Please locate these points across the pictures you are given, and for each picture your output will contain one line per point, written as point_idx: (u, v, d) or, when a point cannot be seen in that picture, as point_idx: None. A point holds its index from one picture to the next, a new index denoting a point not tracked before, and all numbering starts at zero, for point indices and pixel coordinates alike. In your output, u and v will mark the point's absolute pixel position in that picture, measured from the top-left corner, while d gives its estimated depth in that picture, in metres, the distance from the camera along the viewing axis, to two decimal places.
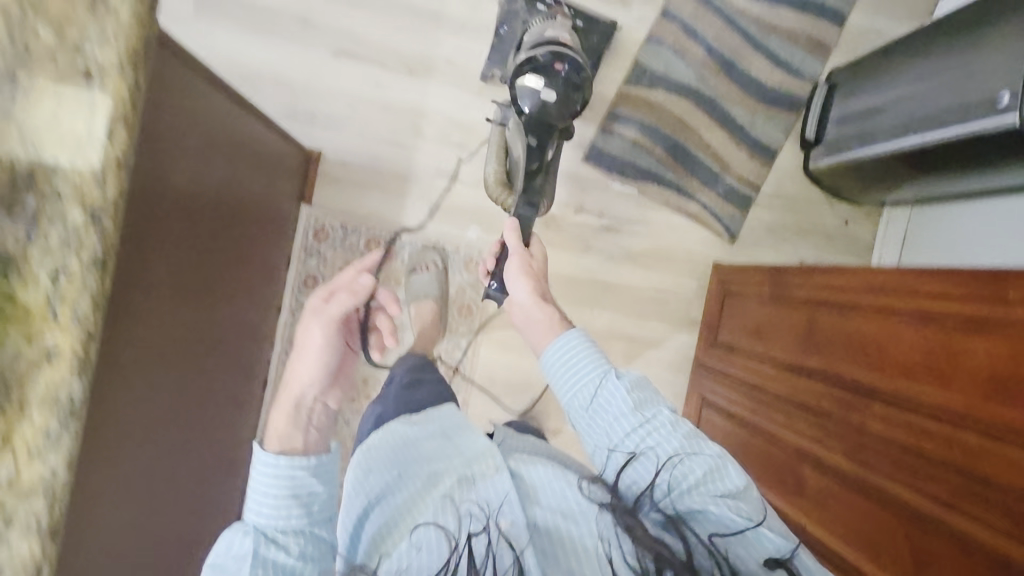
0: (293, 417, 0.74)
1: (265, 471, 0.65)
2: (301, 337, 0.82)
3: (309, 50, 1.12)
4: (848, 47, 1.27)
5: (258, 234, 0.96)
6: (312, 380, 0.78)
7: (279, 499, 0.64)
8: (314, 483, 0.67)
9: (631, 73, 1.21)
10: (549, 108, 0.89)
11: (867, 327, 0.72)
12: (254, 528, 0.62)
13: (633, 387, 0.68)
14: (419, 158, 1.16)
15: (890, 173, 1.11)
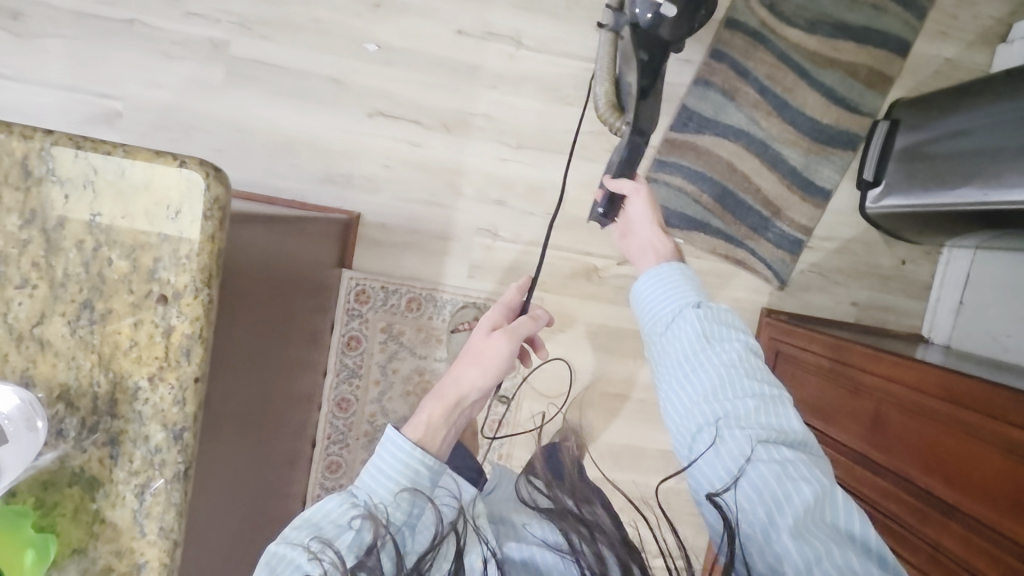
0: (447, 412, 0.68)
1: (395, 454, 0.61)
2: (480, 339, 0.75)
3: (343, 111, 1.09)
4: (911, 77, 1.18)
5: (296, 312, 0.97)
6: (481, 387, 0.72)
7: (398, 485, 0.60)
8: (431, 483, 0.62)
9: (677, 118, 1.15)
10: (665, 21, 0.84)
11: (943, 438, 0.70)
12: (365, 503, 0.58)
13: (711, 318, 0.63)
14: (459, 216, 1.14)
15: (957, 224, 1.05)
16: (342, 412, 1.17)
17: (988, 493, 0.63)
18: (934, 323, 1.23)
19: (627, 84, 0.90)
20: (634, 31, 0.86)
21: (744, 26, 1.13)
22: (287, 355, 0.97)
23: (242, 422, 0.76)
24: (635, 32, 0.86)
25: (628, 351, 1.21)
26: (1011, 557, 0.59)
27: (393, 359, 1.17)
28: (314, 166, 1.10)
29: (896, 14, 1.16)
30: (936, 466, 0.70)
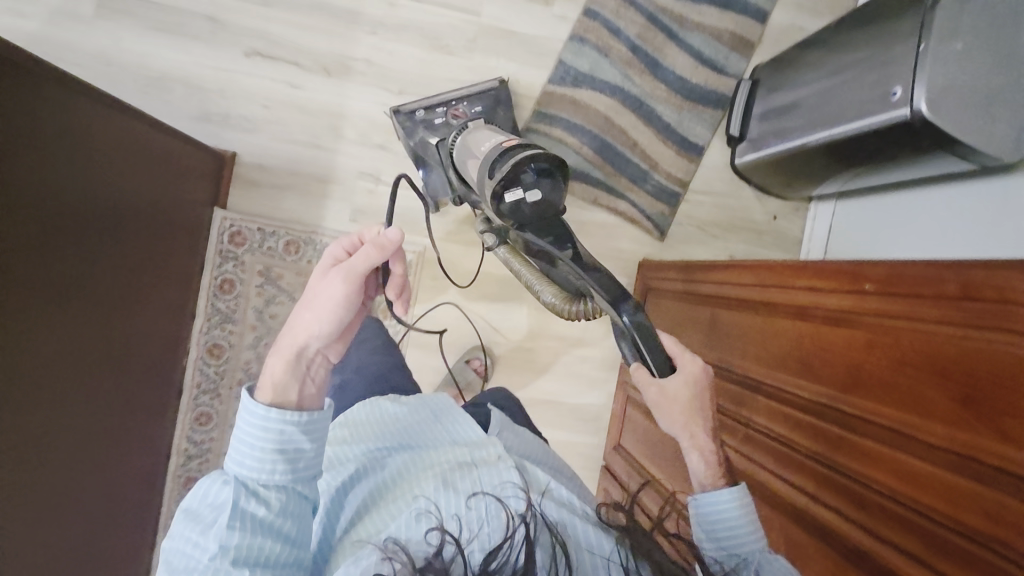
0: (290, 368, 0.64)
1: (252, 422, 0.62)
2: (317, 282, 0.68)
3: (218, 49, 1.08)
4: (772, 43, 1.28)
5: (157, 242, 0.94)
6: (322, 333, 0.66)
7: (263, 454, 0.61)
8: (302, 438, 0.63)
9: (556, 72, 1.20)
10: (545, 198, 0.73)
11: (756, 321, 0.73)
12: (234, 479, 0.61)
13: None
14: (340, 159, 1.14)
15: (813, 169, 1.12)
16: (214, 360, 1.10)
17: (811, 367, 0.63)
18: None
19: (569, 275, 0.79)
20: (523, 233, 0.75)
21: None
22: (146, 287, 0.93)
23: (60, 322, 0.72)
24: (525, 230, 0.75)
25: (514, 298, 1.22)
26: (798, 412, 0.64)
27: (270, 304, 1.12)
28: (186, 104, 1.08)
29: None
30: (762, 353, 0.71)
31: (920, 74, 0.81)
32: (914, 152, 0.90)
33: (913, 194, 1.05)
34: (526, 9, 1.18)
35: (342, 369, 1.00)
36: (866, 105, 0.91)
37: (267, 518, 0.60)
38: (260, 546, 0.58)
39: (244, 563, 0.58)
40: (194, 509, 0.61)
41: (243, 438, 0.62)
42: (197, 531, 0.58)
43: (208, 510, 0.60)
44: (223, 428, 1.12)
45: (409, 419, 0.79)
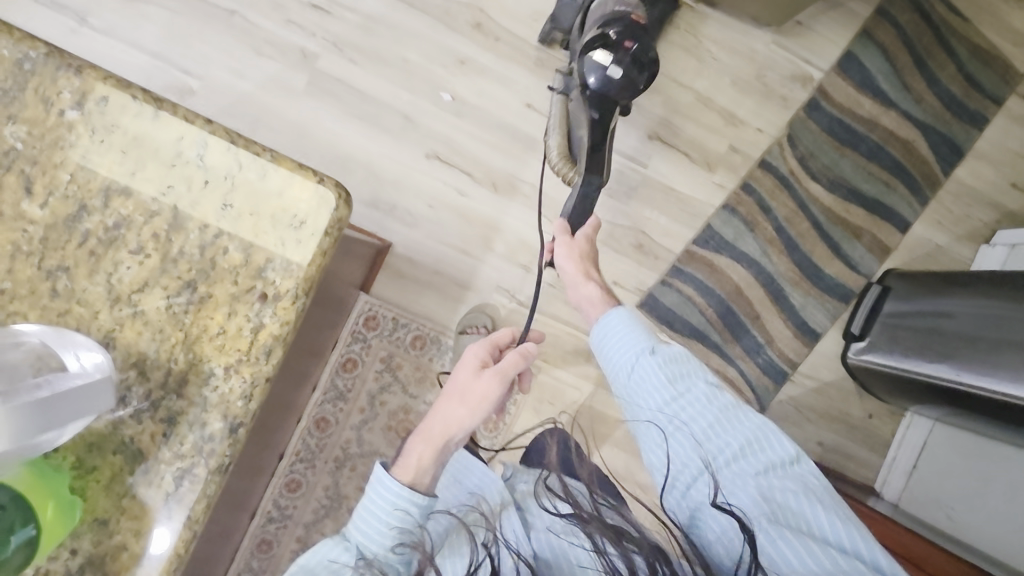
0: (437, 457, 0.66)
1: (384, 498, 0.62)
2: (469, 377, 0.71)
3: (403, 145, 1.14)
4: (906, 253, 1.31)
5: (317, 321, 1.00)
6: (471, 428, 0.69)
7: (387, 530, 0.61)
8: (420, 525, 0.63)
9: (701, 234, 1.24)
10: (628, 73, 0.87)
11: None
12: (356, 545, 0.62)
13: (672, 361, 0.71)
14: (483, 270, 1.18)
15: (932, 396, 1.13)
16: (319, 432, 1.13)
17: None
18: (887, 480, 1.31)
19: (581, 141, 0.94)
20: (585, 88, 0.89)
21: (775, 169, 1.25)
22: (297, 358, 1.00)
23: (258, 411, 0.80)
24: (587, 92, 0.89)
25: (607, 436, 1.23)
26: None
27: (383, 391, 1.15)
28: (360, 188, 1.13)
29: (902, 195, 1.30)
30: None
31: None
32: None
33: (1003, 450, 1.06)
34: (689, 169, 1.23)
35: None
36: (1018, 375, 0.93)
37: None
38: None
39: None
40: (308, 567, 0.61)
41: (367, 500, 0.63)
42: None
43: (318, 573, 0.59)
44: (307, 498, 1.14)
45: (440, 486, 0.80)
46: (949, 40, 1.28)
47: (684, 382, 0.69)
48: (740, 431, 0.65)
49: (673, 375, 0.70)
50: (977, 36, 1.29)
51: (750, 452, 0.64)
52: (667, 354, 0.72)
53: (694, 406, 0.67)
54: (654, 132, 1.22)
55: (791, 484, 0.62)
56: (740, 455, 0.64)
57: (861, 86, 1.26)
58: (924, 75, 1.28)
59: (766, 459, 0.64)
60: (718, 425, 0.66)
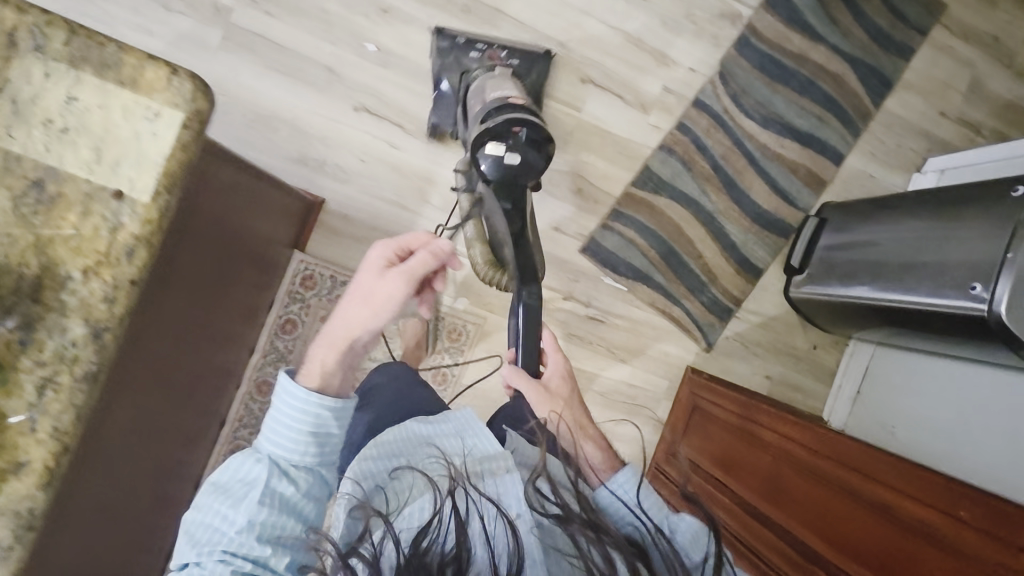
0: (341, 359, 0.68)
1: (292, 405, 0.65)
2: (374, 279, 0.71)
3: (329, 98, 1.11)
4: (841, 186, 1.34)
5: (250, 282, 0.97)
6: (375, 329, 0.70)
7: (298, 435, 0.65)
8: (336, 425, 0.67)
9: (640, 176, 1.24)
10: (524, 165, 0.86)
11: (834, 501, 0.78)
12: (267, 457, 0.64)
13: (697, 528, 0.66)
14: (422, 223, 1.16)
15: (868, 319, 1.16)
16: (262, 396, 1.12)
17: (859, 552, 0.71)
18: (832, 406, 1.35)
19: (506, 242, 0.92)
20: (489, 181, 0.88)
21: (709, 109, 1.26)
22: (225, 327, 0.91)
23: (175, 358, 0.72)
24: (492, 184, 0.88)
25: None
26: None
27: None
28: (288, 144, 1.10)
29: (835, 129, 1.32)
30: (789, 500, 0.84)
31: (1003, 278, 0.87)
32: (983, 341, 0.94)
33: (944, 364, 1.10)
34: (624, 111, 1.23)
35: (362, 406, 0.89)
36: (943, 285, 0.95)
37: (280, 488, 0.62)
38: (281, 525, 0.61)
39: (267, 541, 0.59)
40: (221, 483, 0.62)
41: (275, 414, 0.66)
42: (225, 503, 0.60)
43: (235, 484, 0.62)
44: None
45: (436, 434, 0.77)
46: None
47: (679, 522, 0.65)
48: None
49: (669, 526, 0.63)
50: None
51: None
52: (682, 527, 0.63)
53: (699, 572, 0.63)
54: (587, 76, 1.21)
55: None
56: None
57: (790, 21, 1.27)
58: (850, 9, 1.30)
59: None
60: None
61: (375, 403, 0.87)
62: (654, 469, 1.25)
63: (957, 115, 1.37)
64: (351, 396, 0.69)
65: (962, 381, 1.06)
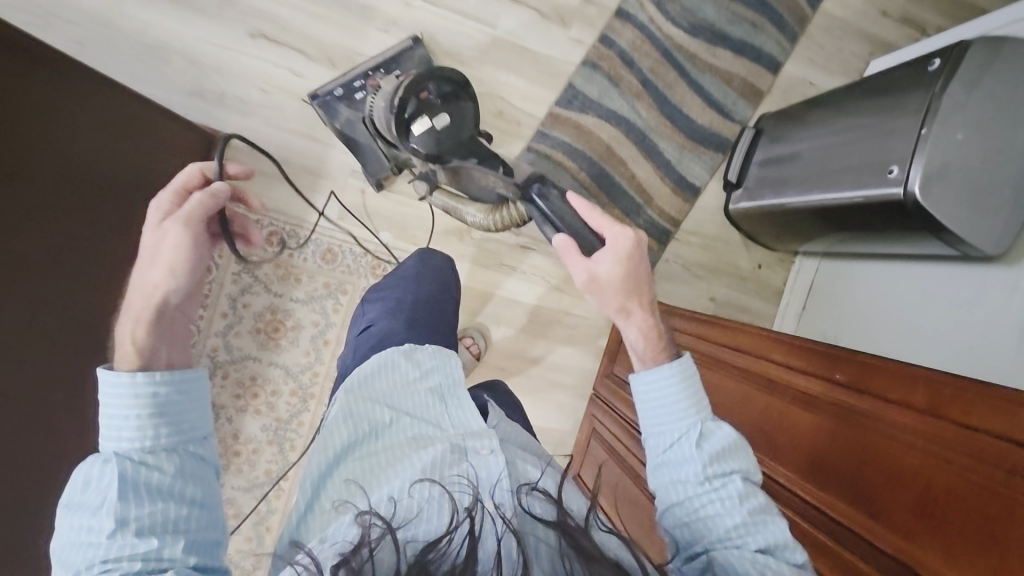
0: (153, 329, 0.63)
1: (115, 395, 0.58)
2: (152, 233, 0.67)
3: (223, 26, 1.06)
4: (780, 95, 1.27)
5: (135, 213, 0.93)
6: (177, 286, 0.64)
7: (138, 422, 0.58)
8: (182, 398, 0.61)
9: (563, 94, 1.19)
10: (451, 128, 0.93)
11: (740, 388, 0.83)
12: (115, 454, 0.57)
13: (714, 449, 0.66)
14: (334, 155, 1.11)
15: (803, 228, 1.12)
16: None
17: (770, 440, 0.76)
18: (780, 326, 1.32)
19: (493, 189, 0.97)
20: (442, 157, 0.94)
21: (633, 19, 1.19)
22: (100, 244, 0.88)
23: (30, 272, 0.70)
24: (446, 155, 0.94)
25: (491, 316, 1.20)
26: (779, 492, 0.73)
27: (245, 293, 1.10)
28: (183, 78, 1.05)
29: (769, 35, 1.25)
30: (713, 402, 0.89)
31: (919, 156, 0.83)
32: (905, 231, 0.90)
33: (878, 269, 1.08)
34: (541, 26, 1.17)
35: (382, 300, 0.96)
36: (864, 176, 0.91)
37: (143, 476, 0.56)
38: (161, 512, 0.56)
39: (151, 533, 0.54)
40: (79, 498, 0.56)
41: (110, 410, 0.58)
42: (87, 516, 0.54)
43: (91, 496, 0.55)
44: None
45: (414, 382, 0.79)
46: None
47: (723, 478, 0.64)
48: (763, 534, 0.61)
49: (714, 471, 0.65)
50: None
51: (766, 555, 0.60)
52: (717, 447, 0.66)
53: (726, 503, 0.63)
54: None
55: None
56: (751, 546, 0.61)
57: None
58: None
59: (769, 540, 0.61)
60: (744, 526, 0.62)
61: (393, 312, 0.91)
62: (595, 397, 1.22)
63: (900, 14, 1.30)
64: (194, 370, 0.63)
65: (886, 284, 1.06)
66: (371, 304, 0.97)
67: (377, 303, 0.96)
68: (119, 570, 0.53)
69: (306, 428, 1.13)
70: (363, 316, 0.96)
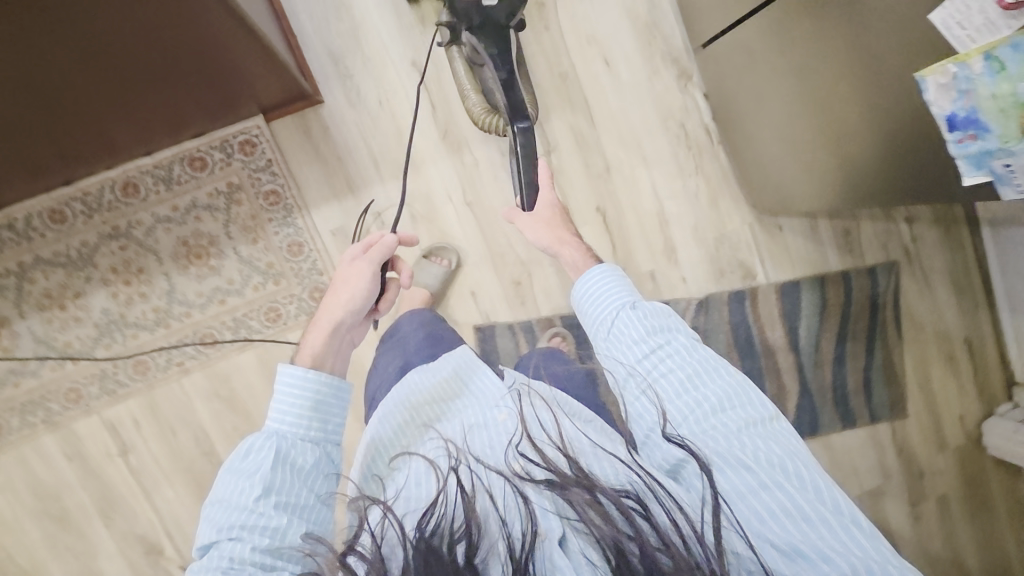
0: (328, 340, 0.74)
1: (286, 388, 0.67)
2: (345, 270, 0.80)
3: (400, 36, 1.11)
4: None
5: (181, 98, 0.94)
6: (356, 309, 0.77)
7: (298, 411, 0.67)
8: (337, 397, 0.69)
9: (573, 316, 1.21)
10: (494, 8, 0.79)
11: None
12: (275, 433, 0.65)
13: (651, 314, 0.70)
14: (376, 188, 1.13)
15: None
16: (121, 194, 1.06)
17: None
18: None
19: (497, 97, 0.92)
20: (475, 31, 0.84)
21: None
22: (137, 101, 0.90)
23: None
24: (476, 32, 0.84)
25: None
26: None
27: (206, 209, 1.08)
28: (337, 37, 1.09)
29: None
30: None
31: None
32: None
33: None
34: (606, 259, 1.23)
35: (400, 350, 0.95)
36: None
37: (291, 456, 0.64)
38: (293, 491, 0.62)
39: (281, 508, 0.61)
40: (235, 467, 0.63)
41: (282, 398, 0.67)
42: (244, 480, 0.61)
43: (248, 464, 0.62)
44: (59, 237, 1.06)
45: (433, 390, 0.83)
46: (875, 338, 1.33)
47: (665, 335, 0.68)
48: (718, 387, 0.64)
49: (654, 329, 0.69)
50: (896, 357, 1.35)
51: (728, 407, 0.63)
52: (649, 309, 0.71)
53: (673, 357, 0.67)
54: (603, 207, 1.21)
55: (778, 441, 0.61)
56: (719, 407, 0.63)
57: (785, 315, 1.29)
58: (835, 350, 1.32)
59: (747, 415, 0.62)
60: (700, 376, 0.65)
61: (405, 344, 0.94)
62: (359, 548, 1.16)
63: None
64: (343, 382, 0.71)
65: None
66: (388, 355, 0.95)
67: (393, 355, 0.94)
68: (249, 542, 0.58)
69: (133, 344, 1.10)
70: (380, 370, 0.94)
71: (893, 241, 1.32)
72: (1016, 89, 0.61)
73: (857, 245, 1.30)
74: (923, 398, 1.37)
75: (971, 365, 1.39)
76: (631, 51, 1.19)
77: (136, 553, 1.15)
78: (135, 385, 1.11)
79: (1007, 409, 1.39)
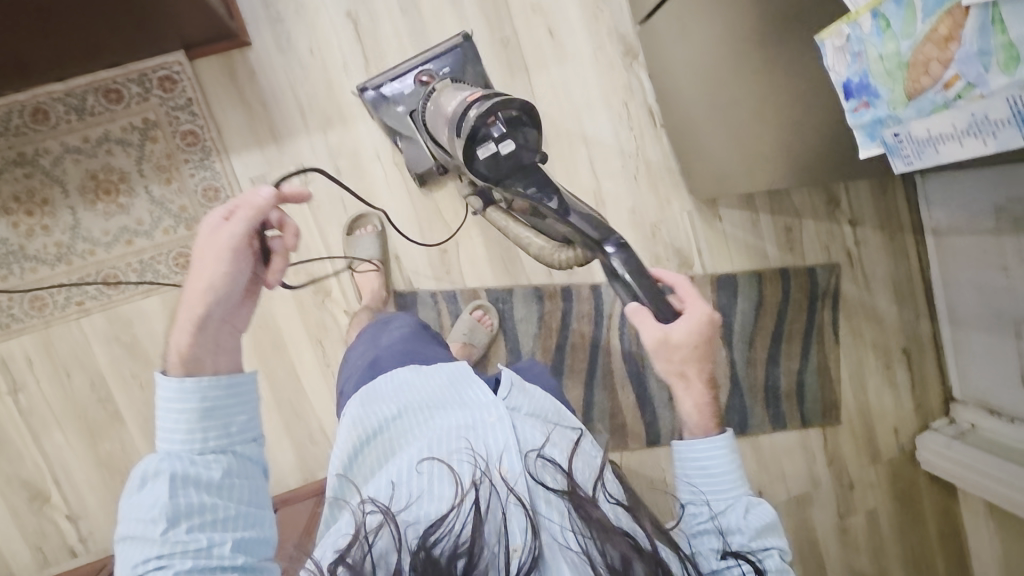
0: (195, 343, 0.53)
1: (169, 399, 0.51)
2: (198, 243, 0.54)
3: None
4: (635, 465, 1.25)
5: (95, 32, 0.90)
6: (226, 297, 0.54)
7: (187, 417, 0.51)
8: (239, 392, 0.54)
9: (498, 291, 1.18)
10: (517, 153, 0.78)
11: None
12: (169, 454, 0.50)
13: (761, 527, 0.63)
14: (301, 140, 1.10)
15: None
16: (30, 120, 1.02)
17: None
18: None
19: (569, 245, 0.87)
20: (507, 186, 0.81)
21: (599, 302, 1.21)
22: (50, 36, 0.87)
23: None
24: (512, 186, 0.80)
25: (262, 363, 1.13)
26: None
27: (121, 145, 1.05)
28: None
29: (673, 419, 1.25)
30: None
31: None
32: None
33: None
34: None
35: (371, 342, 0.86)
36: None
37: (191, 475, 0.49)
38: (206, 506, 0.48)
39: (199, 527, 0.47)
40: (133, 497, 0.48)
41: (163, 415, 0.51)
42: (138, 518, 0.47)
43: (143, 498, 0.48)
44: None
45: (424, 379, 0.74)
46: (811, 340, 1.30)
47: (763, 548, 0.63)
48: None
49: (756, 539, 0.63)
50: (831, 362, 1.32)
51: None
52: (759, 518, 0.64)
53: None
54: None
55: None
56: None
57: (720, 309, 1.25)
58: (769, 349, 1.29)
59: None
60: None
61: (376, 342, 0.84)
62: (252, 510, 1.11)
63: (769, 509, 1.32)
64: (247, 372, 0.55)
65: None
66: (359, 351, 0.86)
67: (365, 347, 0.86)
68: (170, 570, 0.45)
69: (31, 278, 1.05)
70: (352, 366, 0.86)
71: (834, 243, 1.29)
72: (900, 48, 0.59)
73: (798, 243, 1.28)
74: (857, 407, 1.34)
75: (908, 376, 1.36)
76: (577, 23, 1.16)
77: (19, 498, 1.09)
78: (31, 322, 1.06)
79: (943, 425, 1.36)
